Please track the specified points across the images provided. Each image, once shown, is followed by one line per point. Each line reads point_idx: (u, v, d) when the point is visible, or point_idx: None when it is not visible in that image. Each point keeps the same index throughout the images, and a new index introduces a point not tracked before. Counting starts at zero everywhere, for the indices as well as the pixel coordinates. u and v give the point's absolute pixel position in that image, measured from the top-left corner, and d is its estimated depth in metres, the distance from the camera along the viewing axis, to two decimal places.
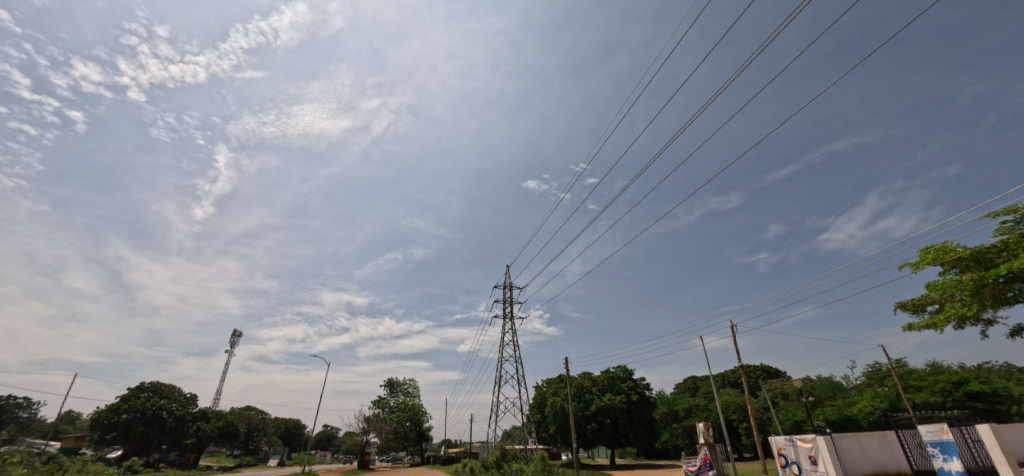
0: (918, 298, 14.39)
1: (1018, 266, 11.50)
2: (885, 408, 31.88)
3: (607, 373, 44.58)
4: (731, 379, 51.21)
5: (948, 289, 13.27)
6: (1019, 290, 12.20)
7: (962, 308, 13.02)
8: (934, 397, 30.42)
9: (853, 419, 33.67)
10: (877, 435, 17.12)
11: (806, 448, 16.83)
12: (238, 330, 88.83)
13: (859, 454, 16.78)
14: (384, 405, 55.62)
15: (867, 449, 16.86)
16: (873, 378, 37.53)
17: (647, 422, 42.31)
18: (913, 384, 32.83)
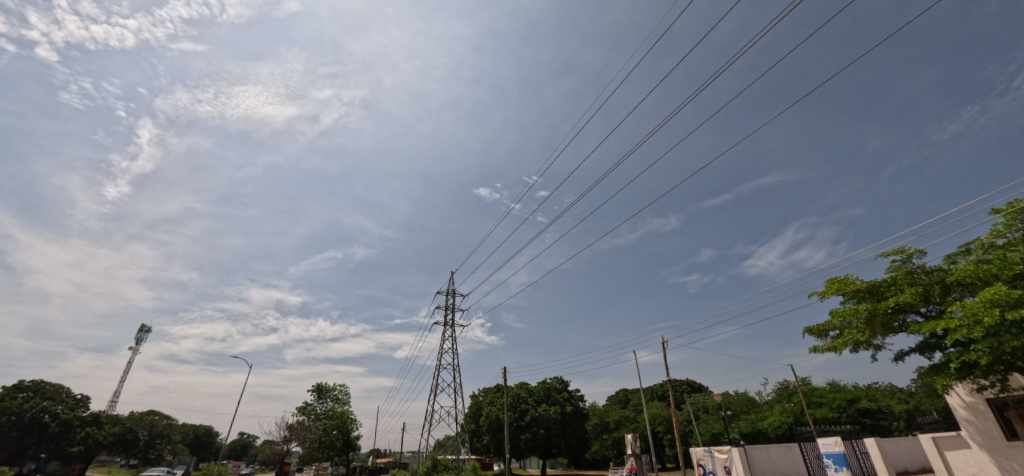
0: (824, 323, 15.70)
1: (903, 299, 13.10)
2: (790, 422, 34.71)
3: (544, 384, 45.24)
4: (659, 392, 53.82)
5: (847, 317, 14.78)
6: (903, 321, 13.87)
7: (857, 334, 14.55)
8: (831, 413, 33.69)
9: (763, 431, 36.44)
10: (783, 447, 18.49)
11: (721, 459, 17.91)
12: (147, 326, 80.06)
13: (767, 464, 18.09)
14: (310, 412, 52.27)
15: (775, 461, 18.20)
16: (782, 394, 41.06)
17: (579, 433, 43.10)
18: (815, 401, 36.14)
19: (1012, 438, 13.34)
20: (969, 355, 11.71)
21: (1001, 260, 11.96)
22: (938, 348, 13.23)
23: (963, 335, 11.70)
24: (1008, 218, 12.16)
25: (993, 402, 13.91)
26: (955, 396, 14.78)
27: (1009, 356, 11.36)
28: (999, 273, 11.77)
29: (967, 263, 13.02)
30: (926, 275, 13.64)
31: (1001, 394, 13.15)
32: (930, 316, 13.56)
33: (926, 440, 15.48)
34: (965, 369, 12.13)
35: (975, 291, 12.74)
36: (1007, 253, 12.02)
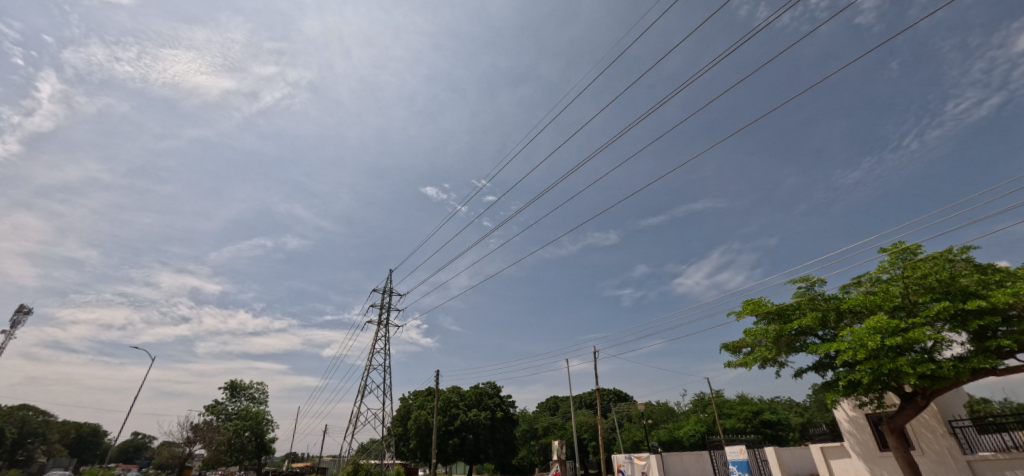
0: (738, 340, 16.92)
1: (805, 322, 14.50)
2: (702, 431, 37.19)
3: (476, 388, 44.90)
4: (587, 400, 55.51)
5: (758, 336, 16.06)
6: (803, 342, 15.32)
7: (765, 351, 15.85)
8: (739, 423, 36.55)
9: (678, 440, 38.73)
10: (695, 454, 19.67)
11: (640, 465, 18.74)
12: (27, 307, 69.38)
13: (680, 470, 19.17)
14: (220, 411, 47.74)
15: (687, 467, 19.32)
16: (697, 405, 44.00)
17: (507, 439, 43.16)
18: (725, 412, 39.10)
19: (884, 449, 15.12)
20: (854, 375, 13.15)
21: (884, 292, 13.60)
22: (831, 367, 14.73)
23: (850, 356, 13.13)
24: (892, 257, 13.89)
25: (871, 416, 15.72)
26: (841, 411, 16.49)
27: (885, 377, 12.91)
28: (882, 303, 13.37)
29: (857, 293, 14.68)
30: (824, 302, 15.19)
31: (877, 409, 14.88)
32: (825, 338, 15.09)
33: (816, 450, 17.13)
34: (850, 387, 13.60)
35: (862, 318, 14.36)
36: (889, 286, 13.68)
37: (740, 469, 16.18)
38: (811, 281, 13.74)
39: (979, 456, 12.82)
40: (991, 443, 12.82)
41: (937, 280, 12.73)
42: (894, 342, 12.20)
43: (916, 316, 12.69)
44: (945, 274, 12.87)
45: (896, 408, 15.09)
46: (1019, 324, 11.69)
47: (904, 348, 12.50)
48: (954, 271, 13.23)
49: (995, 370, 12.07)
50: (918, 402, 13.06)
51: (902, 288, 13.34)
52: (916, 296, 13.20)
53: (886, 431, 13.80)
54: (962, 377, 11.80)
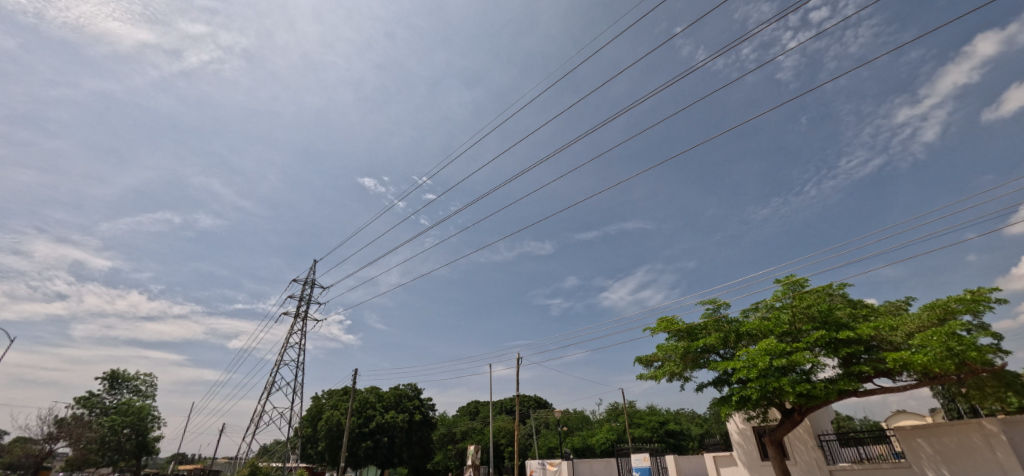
0: (651, 354, 17.90)
1: (709, 341, 15.79)
2: (613, 439, 38.98)
3: (396, 390, 43.44)
4: (507, 405, 55.98)
5: (668, 352, 17.20)
6: (706, 359, 16.65)
7: (674, 366, 17.01)
8: (646, 432, 38.78)
9: (590, 447, 40.25)
10: (604, 461, 20.75)
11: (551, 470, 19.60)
12: None
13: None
14: (93, 404, 41.64)
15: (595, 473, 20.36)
16: (611, 414, 46.12)
17: (423, 443, 42.17)
18: (635, 421, 41.37)
19: (764, 459, 16.87)
20: (745, 391, 14.50)
21: (776, 318, 15.18)
22: (727, 383, 16.14)
23: (744, 374, 14.46)
24: (784, 287, 15.56)
25: (756, 428, 17.43)
26: (733, 423, 18.09)
27: (770, 395, 14.38)
28: (773, 329, 14.91)
29: (754, 318, 16.26)
30: (727, 324, 16.63)
31: (761, 423, 16.53)
32: (725, 357, 16.52)
33: (708, 459, 18.66)
34: (741, 402, 14.99)
35: (757, 340, 15.92)
36: (780, 314, 15.29)
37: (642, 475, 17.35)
38: (717, 304, 15.00)
39: (839, 466, 14.62)
40: (849, 455, 14.69)
41: (818, 311, 14.45)
42: (779, 363, 13.64)
43: (799, 341, 14.29)
44: (824, 305, 14.63)
45: (777, 422, 16.85)
46: (876, 353, 13.59)
47: (787, 369, 14.04)
48: (831, 304, 15.10)
49: (855, 392, 13.92)
50: (795, 418, 14.69)
51: (791, 316, 14.98)
52: (801, 324, 14.88)
53: (767, 443, 15.33)
54: (830, 396, 13.44)
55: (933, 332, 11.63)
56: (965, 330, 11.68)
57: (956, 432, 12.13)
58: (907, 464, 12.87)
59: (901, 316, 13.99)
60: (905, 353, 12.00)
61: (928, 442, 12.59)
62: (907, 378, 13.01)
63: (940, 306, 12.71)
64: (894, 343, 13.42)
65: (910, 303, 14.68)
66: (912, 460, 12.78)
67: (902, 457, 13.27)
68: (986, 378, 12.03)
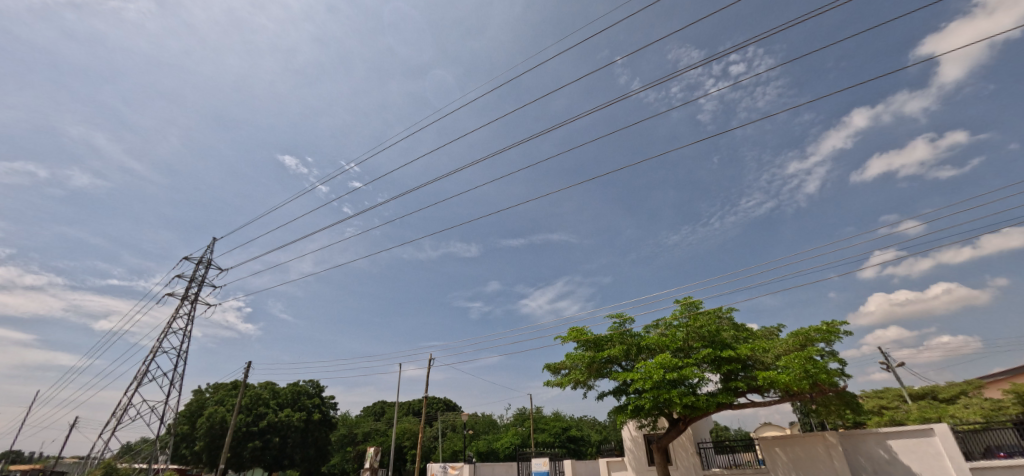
0: (559, 362, 18.48)
1: (612, 353, 16.74)
2: (517, 443, 39.65)
3: (294, 386, 40.36)
4: (415, 407, 54.68)
5: (575, 360, 17.92)
6: (608, 369, 17.63)
7: (578, 374, 17.76)
8: (549, 437, 40.01)
9: (495, 451, 40.60)
10: (505, 464, 21.52)
11: None
12: None
13: None
14: None
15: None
16: (517, 418, 47.01)
17: (320, 444, 39.56)
18: (540, 426, 42.56)
19: (650, 464, 18.27)
20: (639, 401, 15.56)
21: (672, 335, 16.50)
22: (624, 392, 17.19)
23: (640, 385, 15.49)
24: (682, 307, 16.95)
25: (646, 436, 18.80)
26: (627, 430, 19.30)
27: (660, 404, 15.57)
28: (669, 344, 16.20)
29: (654, 333, 17.53)
30: (630, 337, 17.71)
31: (651, 431, 17.80)
32: (625, 368, 17.58)
33: (602, 464, 19.73)
34: (635, 410, 16.03)
35: (654, 354, 17.17)
36: (676, 331, 16.62)
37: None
38: (623, 318, 15.94)
39: (712, 470, 16.31)
40: (722, 461, 16.44)
41: (707, 331, 15.95)
42: (672, 376, 14.82)
43: (690, 357, 15.64)
44: (714, 326, 16.18)
45: (664, 430, 18.28)
46: (751, 371, 15.29)
47: (677, 382, 15.29)
48: (719, 325, 16.74)
49: (731, 405, 15.53)
50: (679, 427, 16.04)
51: (684, 334, 16.34)
52: (692, 342, 16.29)
53: (654, 449, 16.58)
54: (710, 408, 14.84)
55: (796, 355, 13.38)
56: (820, 356, 13.59)
57: (805, 443, 14.05)
58: (767, 470, 14.68)
59: (773, 340, 15.91)
60: (772, 373, 13.64)
61: (783, 452, 14.42)
62: (772, 395, 14.81)
63: (803, 334, 14.66)
64: (766, 363, 15.18)
65: (781, 329, 16.78)
66: (771, 467, 14.59)
67: (762, 463, 15.14)
68: (831, 397, 14.10)
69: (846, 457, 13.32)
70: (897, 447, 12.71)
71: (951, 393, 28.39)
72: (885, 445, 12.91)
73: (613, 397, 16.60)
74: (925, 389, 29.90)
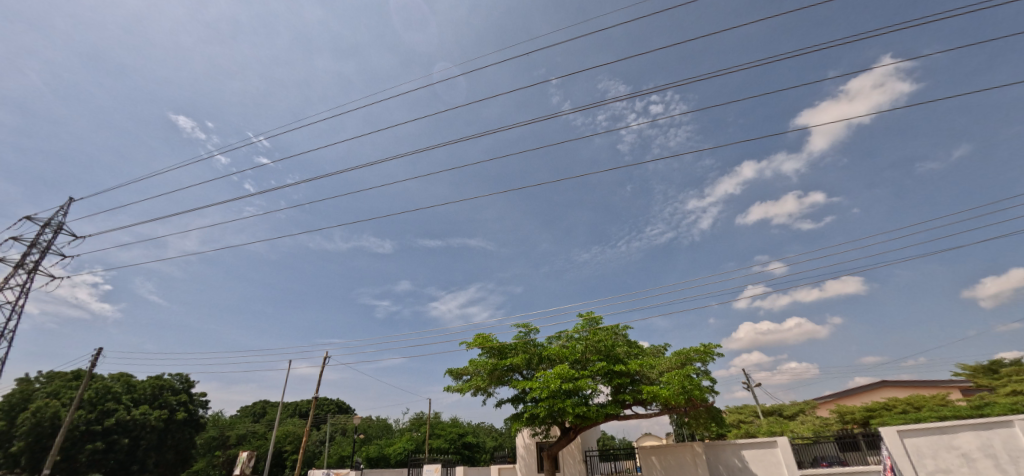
0: (461, 367, 18.34)
1: (515, 361, 17.07)
2: (410, 449, 38.43)
3: (156, 379, 35.12)
4: (302, 409, 50.63)
5: (478, 367, 17.93)
6: (509, 377, 17.92)
7: (480, 381, 17.79)
8: (444, 443, 39.45)
9: (386, 457, 39.03)
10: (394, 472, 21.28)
11: None
12: None
13: None
14: None
15: None
16: (413, 423, 45.79)
17: (181, 448, 34.72)
18: (436, 432, 41.88)
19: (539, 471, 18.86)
20: (536, 409, 16.03)
21: (571, 348, 17.31)
22: (522, 401, 17.57)
23: (538, 394, 15.99)
24: (584, 321, 17.86)
25: (538, 443, 19.41)
26: (521, 438, 19.74)
27: (554, 413, 16.15)
28: (568, 355, 16.96)
29: (556, 344, 18.24)
30: (533, 347, 18.20)
31: (543, 438, 18.40)
32: (526, 377, 18.03)
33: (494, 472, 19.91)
34: (530, 418, 16.47)
35: (554, 364, 17.84)
36: (576, 344, 17.45)
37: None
38: (528, 327, 16.32)
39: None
40: (604, 468, 17.27)
41: (603, 345, 16.99)
42: (567, 387, 15.50)
43: (586, 369, 16.51)
44: (610, 341, 17.27)
45: (556, 438, 18.99)
46: (638, 385, 16.54)
47: (572, 392, 16.02)
48: (615, 341, 17.92)
49: (617, 416, 16.64)
50: (570, 435, 16.79)
51: (583, 347, 17.22)
52: (590, 354, 17.23)
53: (544, 457, 17.13)
54: (598, 418, 15.75)
55: (676, 372, 14.78)
56: (695, 373, 15.17)
57: (677, 452, 15.55)
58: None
59: (659, 357, 17.44)
60: (655, 387, 14.91)
61: (658, 461, 15.77)
62: (653, 407, 16.16)
63: (684, 353, 16.23)
64: (651, 378, 16.53)
65: (667, 348, 18.43)
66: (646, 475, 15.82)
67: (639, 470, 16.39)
68: (701, 411, 15.78)
69: (709, 465, 14.99)
70: (749, 456, 14.61)
71: (793, 411, 33.50)
72: (739, 455, 14.75)
73: (510, 404, 16.90)
74: (774, 407, 34.92)
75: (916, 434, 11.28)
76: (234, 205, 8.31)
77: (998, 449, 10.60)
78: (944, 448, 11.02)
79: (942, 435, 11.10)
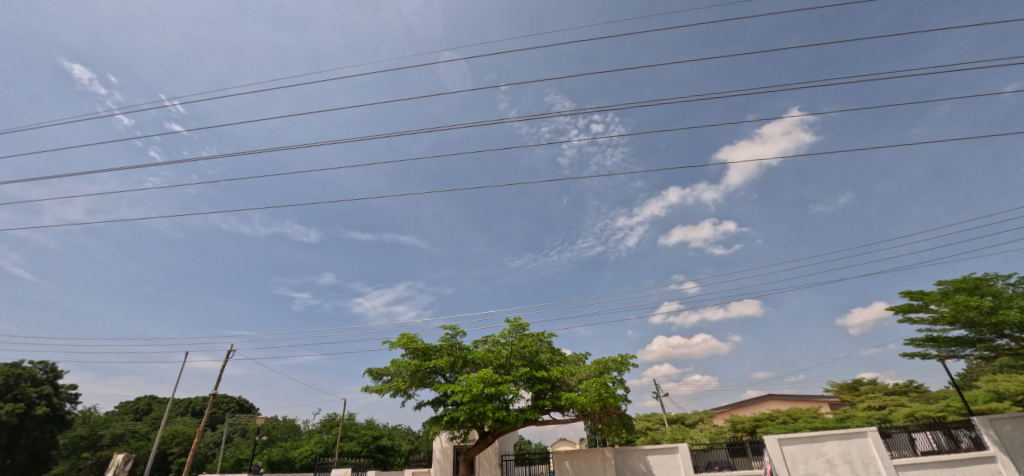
0: (382, 367, 17.69)
1: (439, 364, 16.81)
2: (318, 453, 36.14)
3: (11, 368, 29.67)
4: (196, 407, 45.65)
5: (400, 368, 17.41)
6: (431, 379, 17.59)
7: (400, 382, 17.27)
8: (356, 447, 37.62)
9: (290, 460, 36.34)
10: None
11: None
12: None
13: None
14: None
15: None
16: (324, 425, 43.21)
17: (37, 449, 29.59)
18: (349, 434, 39.86)
19: None
20: (455, 413, 15.91)
21: (496, 352, 17.44)
22: (442, 404, 17.34)
23: (459, 397, 15.90)
24: (511, 327, 18.11)
25: (456, 447, 19.24)
26: (438, 441, 19.43)
27: (474, 417, 16.12)
28: (492, 360, 17.07)
29: (481, 348, 18.28)
30: (458, 350, 18.07)
31: (461, 442, 18.27)
32: (448, 380, 17.85)
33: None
34: (450, 422, 16.31)
35: (478, 368, 17.83)
36: (502, 349, 17.61)
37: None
38: (455, 329, 16.17)
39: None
40: (519, 472, 17.53)
41: (528, 351, 17.33)
42: (489, 391, 15.58)
43: (509, 374, 16.70)
44: (535, 348, 17.65)
45: (473, 442, 18.96)
46: (558, 391, 17.05)
47: (493, 397, 16.11)
48: (539, 348, 18.36)
49: (535, 421, 17.01)
50: (488, 439, 16.85)
51: (508, 352, 17.42)
52: (514, 360, 17.47)
53: (460, 461, 17.02)
54: (516, 423, 15.99)
55: (594, 380, 15.49)
56: (612, 382, 15.98)
57: (589, 457, 16.24)
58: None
59: (579, 365, 18.13)
60: (574, 394, 15.48)
61: (571, 465, 16.35)
62: (570, 414, 16.75)
63: (603, 362, 17.04)
64: (570, 385, 17.12)
65: (587, 357, 19.23)
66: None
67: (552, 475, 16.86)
68: (614, 418, 16.65)
69: (617, 470, 15.83)
70: (653, 461, 15.65)
71: (694, 419, 36.50)
72: (644, 460, 15.76)
73: (430, 407, 16.61)
74: (678, 415, 37.79)
75: (793, 442, 12.81)
76: (143, 169, 7.33)
77: (854, 455, 12.41)
78: (813, 454, 12.62)
79: (812, 443, 12.71)
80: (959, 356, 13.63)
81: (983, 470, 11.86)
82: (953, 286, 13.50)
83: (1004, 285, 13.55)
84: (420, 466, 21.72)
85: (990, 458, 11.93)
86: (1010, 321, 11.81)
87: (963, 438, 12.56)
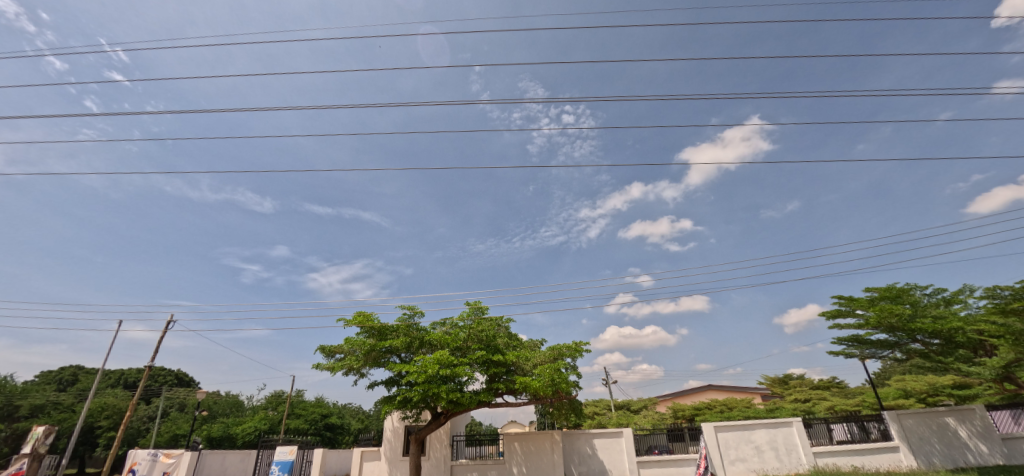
0: (335, 345, 17.26)
1: (394, 344, 16.62)
2: (263, 430, 35.05)
3: None
4: (128, 379, 42.91)
5: (354, 346, 17.05)
6: (385, 358, 17.39)
7: (354, 361, 16.97)
8: (303, 424, 36.88)
9: (231, 437, 34.96)
10: (241, 453, 20.59)
11: (164, 463, 18.58)
12: None
13: (217, 468, 20.04)
14: None
15: (226, 465, 20.17)
16: (270, 402, 41.95)
17: None
18: (296, 412, 38.88)
19: (403, 454, 18.71)
20: (409, 393, 15.87)
21: (453, 335, 17.46)
22: (396, 384, 17.22)
23: (413, 377, 15.80)
24: (470, 310, 18.15)
25: (407, 427, 19.25)
26: (390, 421, 19.34)
27: (427, 398, 16.08)
28: (449, 343, 17.00)
29: (439, 330, 18.22)
30: (415, 331, 17.98)
31: (412, 422, 18.28)
32: (403, 360, 17.70)
33: (356, 454, 19.17)
34: (402, 402, 16.24)
35: (434, 349, 17.73)
36: (459, 332, 17.68)
37: (281, 469, 16.30)
38: (414, 309, 15.97)
39: (459, 462, 17.55)
40: (469, 453, 17.86)
41: (485, 335, 17.50)
42: (444, 372, 15.62)
43: (464, 356, 16.77)
44: (492, 332, 17.83)
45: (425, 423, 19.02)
46: (512, 375, 17.28)
47: (447, 379, 16.15)
48: (496, 332, 18.52)
49: (488, 404, 17.25)
50: (440, 420, 16.93)
51: (465, 335, 17.49)
52: (471, 344, 17.55)
53: (411, 440, 17.00)
54: (469, 405, 16.12)
55: (548, 366, 15.88)
56: (565, 368, 16.43)
57: (538, 439, 16.72)
58: (504, 462, 16.78)
59: (534, 351, 18.47)
60: (528, 379, 15.79)
61: (520, 446, 16.75)
62: (522, 397, 17.13)
63: (557, 349, 17.46)
64: (525, 369, 17.42)
65: (543, 343, 19.63)
66: (507, 459, 16.75)
67: (501, 455, 17.27)
68: (564, 403, 17.18)
69: (564, 452, 16.44)
70: (598, 445, 16.35)
71: (639, 406, 38.33)
72: (590, 443, 16.45)
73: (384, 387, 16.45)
74: (624, 402, 39.57)
75: (727, 429, 13.78)
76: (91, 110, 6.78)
77: (780, 442, 13.51)
78: (743, 441, 13.63)
79: (744, 431, 13.71)
80: (877, 357, 15.01)
81: (886, 458, 13.26)
82: (878, 294, 14.73)
83: (921, 295, 14.97)
84: (370, 445, 21.66)
85: (894, 448, 13.35)
86: (924, 328, 13.08)
87: (873, 430, 13.97)
